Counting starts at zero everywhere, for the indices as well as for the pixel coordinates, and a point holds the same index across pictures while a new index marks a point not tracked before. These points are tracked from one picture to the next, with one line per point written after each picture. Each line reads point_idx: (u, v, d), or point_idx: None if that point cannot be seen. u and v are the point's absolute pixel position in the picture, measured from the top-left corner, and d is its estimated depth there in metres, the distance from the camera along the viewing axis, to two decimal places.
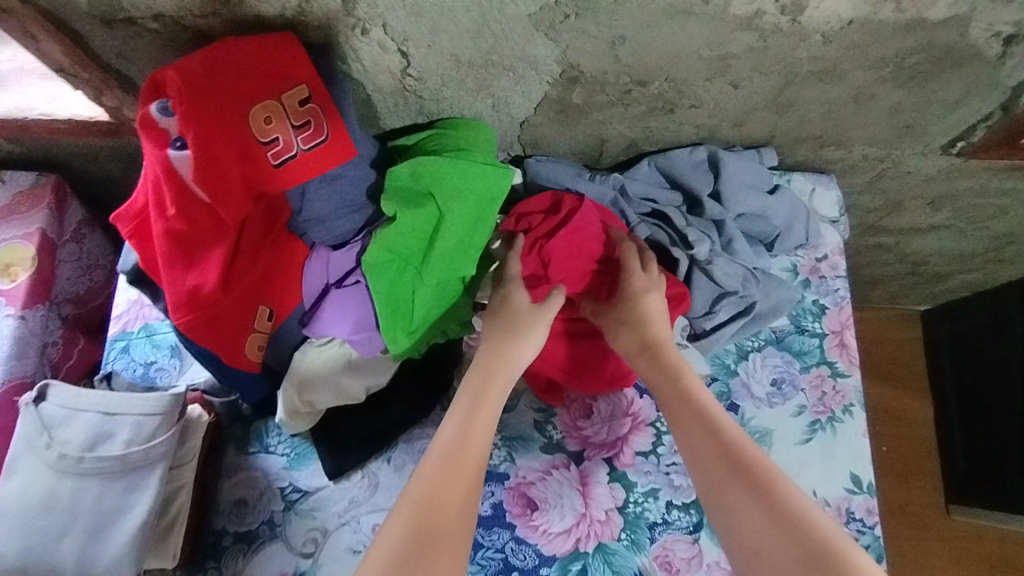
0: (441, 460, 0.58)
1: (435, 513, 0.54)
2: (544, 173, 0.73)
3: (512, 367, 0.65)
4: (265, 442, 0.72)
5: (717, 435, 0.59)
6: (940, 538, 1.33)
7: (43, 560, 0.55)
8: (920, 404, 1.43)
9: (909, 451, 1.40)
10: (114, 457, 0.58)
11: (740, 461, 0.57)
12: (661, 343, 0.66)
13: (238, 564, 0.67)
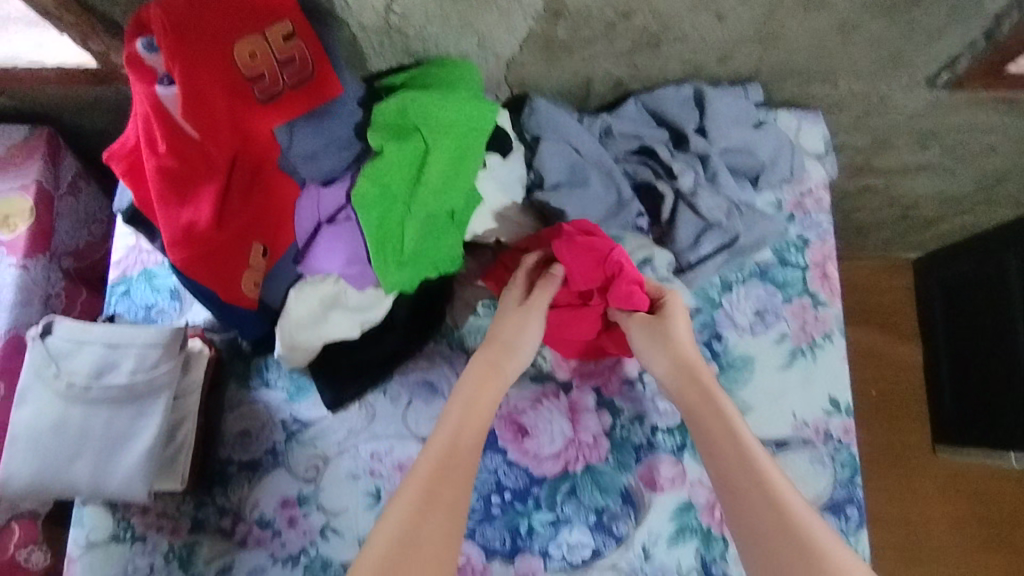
0: (431, 470, 0.58)
1: (420, 526, 0.55)
2: (544, 115, 0.74)
3: (500, 378, 0.66)
4: (265, 377, 0.74)
5: (750, 470, 0.57)
6: (918, 477, 1.40)
7: (59, 478, 0.59)
8: (911, 350, 1.46)
9: (898, 395, 1.44)
10: (120, 385, 0.61)
11: (770, 504, 0.55)
12: (695, 367, 0.65)
13: (245, 489, 0.72)
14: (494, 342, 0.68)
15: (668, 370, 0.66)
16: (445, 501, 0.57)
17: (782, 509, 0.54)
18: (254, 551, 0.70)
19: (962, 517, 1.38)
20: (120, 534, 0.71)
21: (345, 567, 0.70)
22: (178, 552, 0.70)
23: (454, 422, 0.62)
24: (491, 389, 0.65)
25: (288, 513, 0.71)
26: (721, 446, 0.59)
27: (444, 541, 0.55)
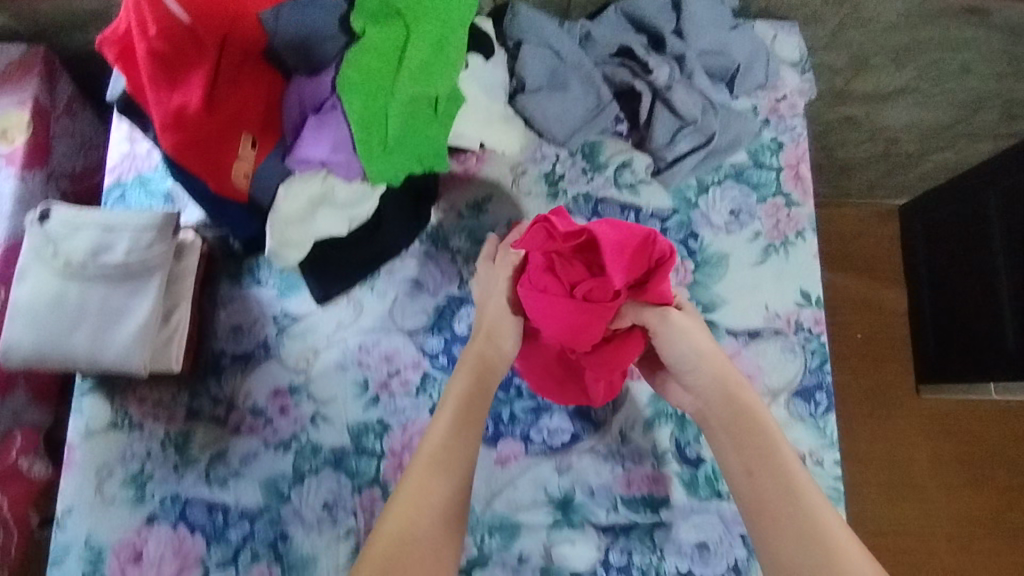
0: (409, 499, 0.59)
1: (402, 554, 0.57)
2: (527, 22, 0.75)
3: (482, 398, 0.65)
4: (256, 275, 0.77)
5: (791, 499, 0.58)
6: (892, 415, 1.26)
7: (60, 347, 0.62)
8: (897, 294, 1.30)
9: (878, 338, 1.29)
10: (116, 263, 0.63)
11: (810, 534, 0.56)
12: (738, 389, 0.64)
13: (238, 379, 0.75)
14: (476, 336, 0.67)
15: (707, 387, 0.65)
16: (428, 528, 0.59)
17: (823, 537, 0.56)
18: (247, 438, 0.74)
19: (943, 456, 1.25)
20: (118, 423, 0.74)
21: (334, 453, 0.73)
22: (174, 440, 0.73)
23: (437, 432, 0.63)
24: (477, 390, 0.65)
25: (279, 402, 0.74)
26: (762, 470, 0.60)
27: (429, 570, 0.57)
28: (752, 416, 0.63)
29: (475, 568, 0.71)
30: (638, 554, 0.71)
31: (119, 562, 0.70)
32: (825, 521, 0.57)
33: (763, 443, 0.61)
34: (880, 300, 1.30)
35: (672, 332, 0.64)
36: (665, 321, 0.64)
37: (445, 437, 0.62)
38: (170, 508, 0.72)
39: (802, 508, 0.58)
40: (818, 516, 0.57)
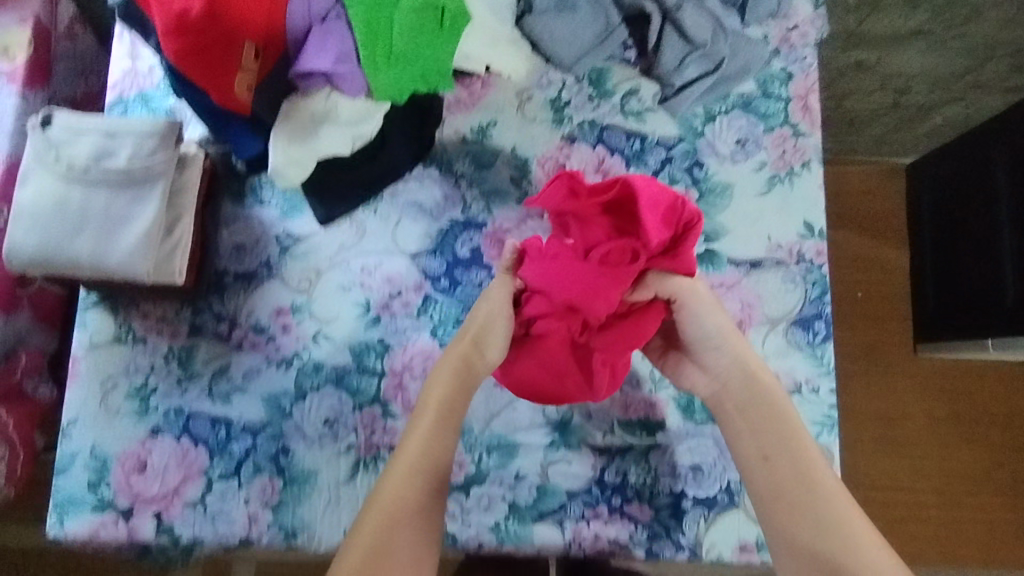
0: (402, 477, 0.61)
1: (395, 530, 0.60)
2: None
3: (472, 378, 0.66)
4: (259, 196, 0.77)
5: (801, 480, 0.61)
6: (891, 375, 1.24)
7: (64, 251, 0.62)
8: (900, 253, 1.26)
9: (880, 297, 1.26)
10: (119, 170, 0.63)
11: (823, 516, 0.59)
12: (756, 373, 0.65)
13: (241, 298, 0.75)
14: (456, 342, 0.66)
15: (725, 369, 0.66)
16: (417, 506, 0.61)
17: (835, 518, 0.59)
18: (250, 354, 0.74)
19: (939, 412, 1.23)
20: (122, 337, 0.74)
21: (335, 371, 0.74)
22: (177, 355, 0.74)
23: (419, 433, 0.63)
24: (459, 394, 0.65)
25: (282, 321, 0.75)
26: (778, 454, 0.62)
27: (417, 543, 0.60)
28: (768, 401, 0.64)
29: (473, 485, 0.72)
30: (634, 474, 0.72)
31: (124, 471, 0.72)
32: (834, 502, 0.60)
33: (779, 430, 0.63)
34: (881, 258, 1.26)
35: (699, 305, 0.64)
36: (692, 292, 0.63)
37: (429, 437, 0.63)
38: (173, 421, 0.73)
39: (814, 490, 0.61)
40: (829, 499, 0.60)
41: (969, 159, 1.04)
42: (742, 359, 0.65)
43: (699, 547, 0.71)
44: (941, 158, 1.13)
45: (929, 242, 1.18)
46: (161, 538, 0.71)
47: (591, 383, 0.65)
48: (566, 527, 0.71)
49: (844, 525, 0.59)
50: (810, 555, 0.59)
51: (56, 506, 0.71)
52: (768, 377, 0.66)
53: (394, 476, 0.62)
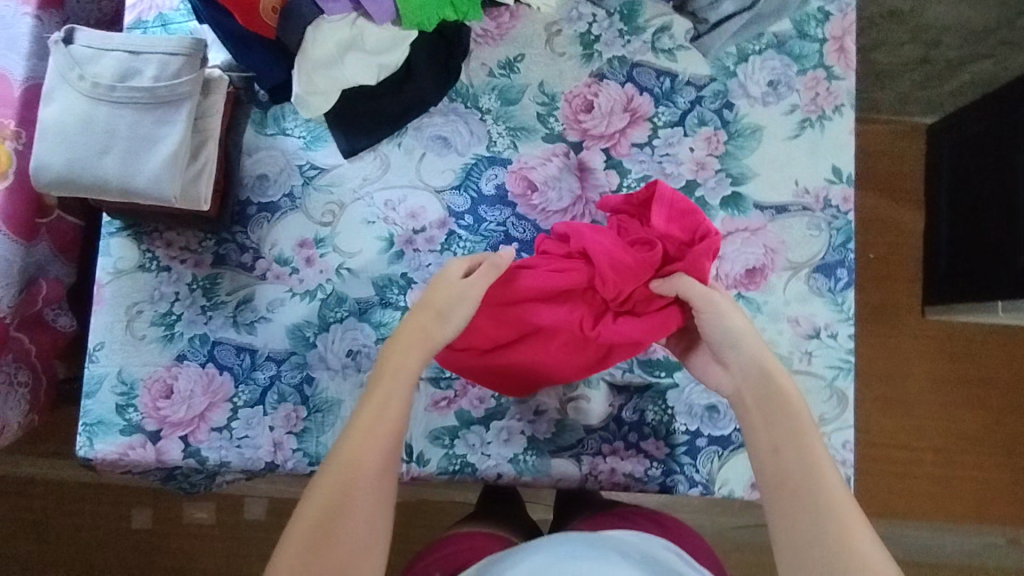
0: (354, 440, 0.58)
1: (346, 494, 0.56)
2: None
3: (431, 344, 0.62)
4: (282, 126, 0.76)
5: (811, 477, 0.56)
6: (889, 332, 1.19)
7: (89, 171, 0.62)
8: (915, 215, 1.21)
9: (891, 260, 1.21)
10: (143, 90, 0.63)
11: (820, 508, 0.55)
12: (773, 370, 0.61)
13: (264, 229, 0.75)
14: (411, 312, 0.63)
15: (744, 366, 0.62)
16: (371, 469, 0.57)
17: (832, 510, 0.54)
18: (273, 285, 0.75)
19: (942, 375, 1.18)
20: (146, 265, 0.75)
21: (358, 304, 0.75)
22: (201, 283, 0.75)
23: (375, 401, 0.60)
24: (414, 354, 0.61)
25: (305, 253, 0.75)
26: (784, 442, 0.58)
27: (368, 514, 0.56)
28: (785, 397, 0.60)
29: (493, 418, 0.73)
30: (651, 412, 0.74)
31: (151, 395, 0.73)
32: (835, 496, 0.55)
33: (792, 427, 0.59)
34: (895, 220, 1.21)
35: (711, 315, 0.62)
36: (709, 302, 0.62)
37: (383, 403, 0.60)
38: (198, 348, 0.74)
39: (818, 480, 0.56)
40: (827, 490, 0.55)
41: (987, 121, 1.02)
42: (758, 354, 0.62)
43: (712, 484, 0.73)
44: (957, 118, 1.10)
45: (945, 206, 1.14)
46: (188, 462, 0.72)
47: (580, 363, 0.68)
48: (583, 461, 0.73)
49: (843, 520, 0.54)
50: (802, 547, 0.54)
51: (85, 427, 0.73)
52: (787, 378, 0.62)
53: (349, 445, 0.58)
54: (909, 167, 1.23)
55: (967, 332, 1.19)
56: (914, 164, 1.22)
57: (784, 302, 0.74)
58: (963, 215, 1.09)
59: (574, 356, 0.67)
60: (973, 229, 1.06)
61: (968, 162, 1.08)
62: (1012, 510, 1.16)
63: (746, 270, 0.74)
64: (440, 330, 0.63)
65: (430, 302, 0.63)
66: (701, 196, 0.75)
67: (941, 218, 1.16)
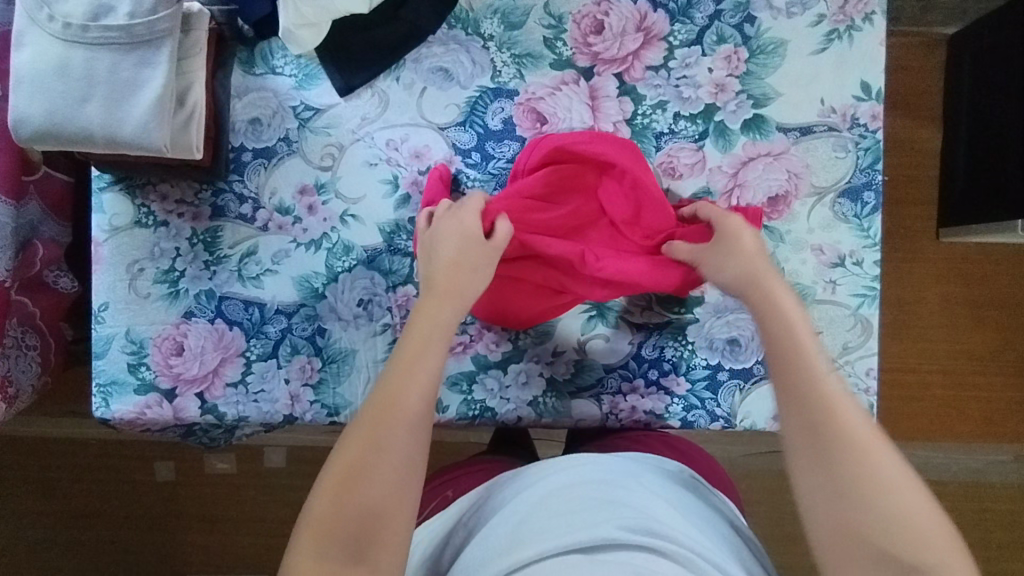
0: (390, 384, 0.57)
1: (379, 434, 0.54)
2: None
3: (456, 296, 0.63)
4: (272, 64, 0.72)
5: (820, 394, 0.54)
6: (901, 257, 1.15)
7: (71, 122, 0.58)
8: (934, 131, 1.13)
9: (908, 180, 1.14)
10: (119, 29, 0.58)
11: (828, 424, 0.52)
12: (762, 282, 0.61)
13: (261, 177, 0.72)
14: (443, 266, 0.63)
15: (732, 278, 0.62)
16: (408, 412, 0.56)
17: (839, 427, 0.52)
18: (276, 236, 0.72)
19: (957, 299, 1.15)
20: (143, 221, 0.72)
21: (366, 252, 0.72)
22: (201, 237, 0.72)
23: (403, 359, 0.59)
24: (447, 311, 0.62)
25: (306, 201, 0.72)
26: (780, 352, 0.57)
27: (405, 461, 0.54)
28: (783, 317, 0.59)
29: (510, 361, 0.72)
30: (671, 348, 0.72)
31: (162, 353, 0.72)
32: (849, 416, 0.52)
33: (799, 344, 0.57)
34: (915, 141, 1.14)
35: (725, 236, 0.63)
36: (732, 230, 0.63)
37: (413, 358, 0.59)
38: (206, 304, 0.72)
39: (823, 396, 0.53)
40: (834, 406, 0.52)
41: (1011, 29, 0.94)
42: (745, 273, 0.62)
43: (734, 417, 0.72)
44: (984, 23, 1.02)
45: (967, 121, 1.07)
46: (207, 417, 0.72)
47: (544, 306, 0.70)
48: (604, 400, 0.72)
49: (851, 426, 0.51)
50: (814, 461, 0.51)
51: (100, 388, 0.72)
52: (783, 294, 0.60)
53: (371, 403, 0.56)
54: (930, 82, 1.14)
55: (985, 252, 1.15)
56: (935, 78, 1.13)
57: (808, 230, 0.71)
58: (983, 134, 1.03)
59: (544, 296, 0.70)
60: (993, 148, 1.00)
61: (991, 73, 1.01)
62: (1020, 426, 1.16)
63: (768, 198, 0.71)
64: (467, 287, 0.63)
65: (445, 258, 0.63)
66: (721, 120, 0.71)
67: (960, 140, 1.09)
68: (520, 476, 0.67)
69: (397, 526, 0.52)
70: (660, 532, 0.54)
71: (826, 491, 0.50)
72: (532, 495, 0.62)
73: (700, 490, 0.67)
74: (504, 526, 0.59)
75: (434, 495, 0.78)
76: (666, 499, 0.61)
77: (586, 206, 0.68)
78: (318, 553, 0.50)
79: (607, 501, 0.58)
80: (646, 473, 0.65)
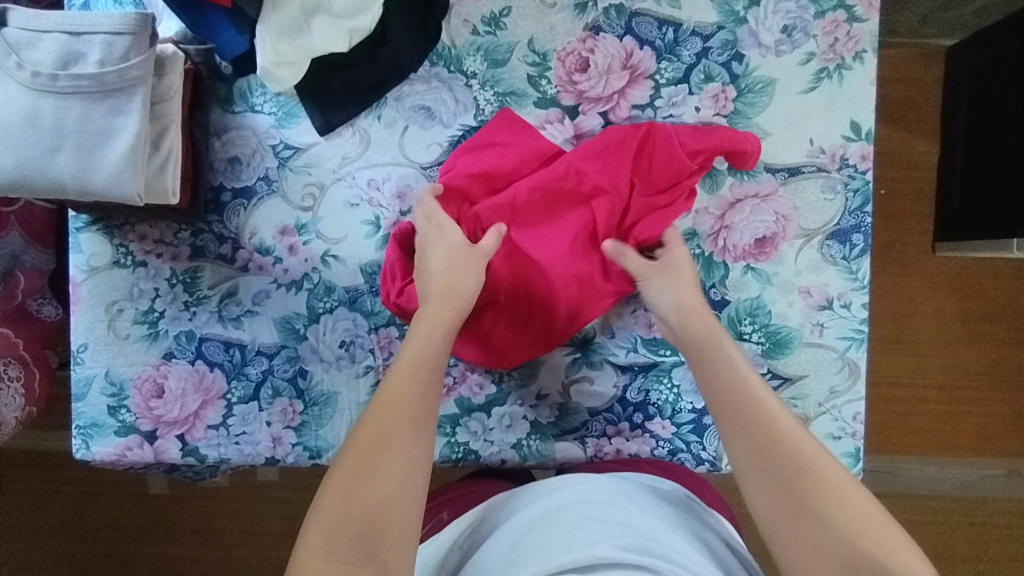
0: (398, 381, 0.55)
1: (387, 434, 0.52)
2: None
3: (458, 298, 0.61)
4: (250, 102, 0.71)
5: (745, 420, 0.53)
6: (896, 273, 1.13)
7: (41, 170, 0.57)
8: (930, 145, 1.10)
9: (903, 198, 1.12)
10: (90, 77, 0.57)
11: (767, 441, 0.51)
12: (694, 312, 0.62)
13: (240, 218, 0.71)
14: (436, 274, 0.62)
15: (668, 308, 0.63)
16: (415, 410, 0.54)
17: (777, 443, 0.51)
18: (257, 277, 0.71)
19: (950, 315, 1.14)
20: (121, 261, 0.71)
21: (348, 293, 0.71)
22: (181, 278, 0.71)
23: (409, 354, 0.57)
24: (450, 316, 0.60)
25: (287, 241, 0.71)
26: (715, 376, 0.57)
27: (412, 463, 0.51)
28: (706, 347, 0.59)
29: (495, 404, 0.71)
30: (656, 392, 0.71)
31: (142, 394, 0.71)
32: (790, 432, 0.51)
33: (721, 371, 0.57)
34: (913, 153, 1.11)
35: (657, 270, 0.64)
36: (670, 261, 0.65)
37: (419, 354, 0.57)
38: (186, 345, 0.71)
39: (764, 417, 0.52)
40: (771, 423, 0.52)
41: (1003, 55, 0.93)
42: (681, 305, 0.62)
43: (719, 460, 0.71)
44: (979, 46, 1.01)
45: (962, 141, 1.04)
46: (188, 459, 0.71)
47: (519, 327, 0.69)
48: (588, 443, 0.71)
49: (787, 441, 0.51)
50: (764, 480, 0.50)
51: (80, 430, 0.71)
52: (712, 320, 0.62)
53: (381, 396, 0.54)
54: (927, 94, 1.11)
55: (981, 270, 1.13)
56: (933, 90, 1.10)
57: (796, 272, 0.70)
58: (976, 157, 1.01)
59: (520, 321, 0.69)
60: (984, 173, 0.98)
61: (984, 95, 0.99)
62: (1012, 443, 1.15)
63: (754, 241, 0.70)
64: (464, 288, 0.62)
65: (451, 263, 0.63)
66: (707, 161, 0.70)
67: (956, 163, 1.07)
68: (518, 495, 0.66)
69: (407, 530, 0.49)
70: (658, 552, 0.51)
71: (775, 505, 0.49)
72: (527, 518, 0.60)
73: (695, 509, 0.64)
74: (499, 549, 0.57)
75: (428, 517, 0.74)
76: (665, 520, 0.59)
77: (539, 206, 0.67)
78: (329, 545, 0.46)
79: (612, 523, 0.55)
80: (644, 493, 0.62)
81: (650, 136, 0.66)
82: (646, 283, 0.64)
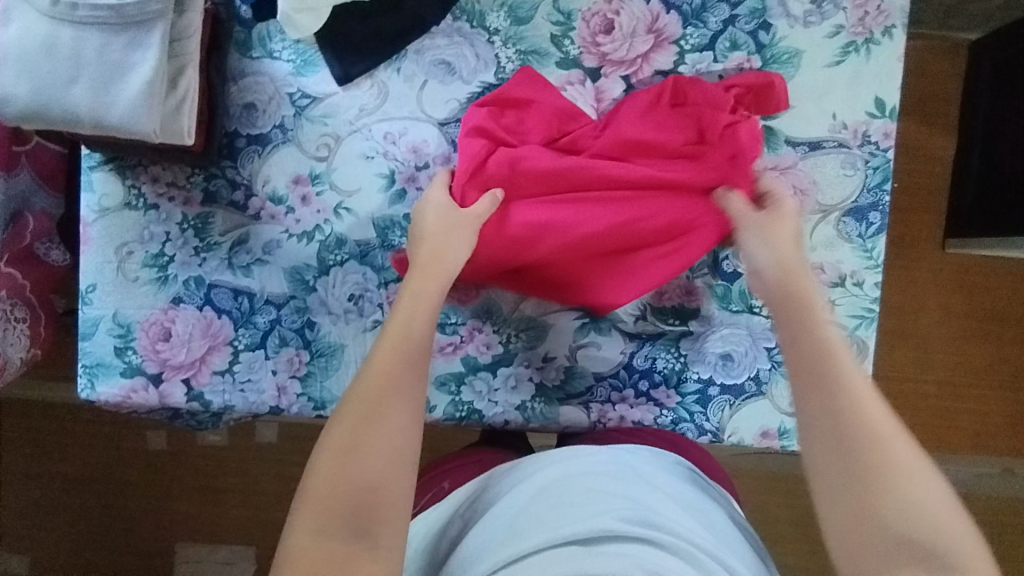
0: (385, 353, 0.55)
1: (376, 406, 0.52)
2: None
3: (446, 270, 0.62)
4: (270, 49, 0.70)
5: (845, 378, 0.51)
6: (905, 265, 1.12)
7: (56, 101, 0.56)
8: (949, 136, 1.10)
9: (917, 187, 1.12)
10: (108, 8, 0.56)
11: (856, 403, 0.49)
12: (796, 269, 0.59)
13: (255, 164, 0.71)
14: (426, 236, 0.63)
15: (768, 261, 0.60)
16: (403, 382, 0.54)
17: (862, 410, 0.49)
18: (268, 226, 0.71)
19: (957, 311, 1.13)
20: (132, 203, 0.71)
21: (359, 247, 0.71)
22: (192, 223, 0.71)
23: (396, 324, 0.57)
24: (434, 285, 0.61)
25: (300, 190, 0.71)
26: (805, 336, 0.55)
27: (403, 432, 0.51)
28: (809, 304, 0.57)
29: (501, 364, 0.71)
30: (662, 360, 0.71)
31: (148, 338, 0.71)
32: (873, 407, 0.49)
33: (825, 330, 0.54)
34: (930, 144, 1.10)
35: (753, 224, 0.61)
36: (777, 215, 0.61)
37: (407, 319, 0.58)
38: (194, 291, 0.71)
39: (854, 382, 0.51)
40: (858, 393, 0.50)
41: None
42: (781, 261, 0.59)
43: (722, 432, 0.71)
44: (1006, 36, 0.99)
45: (982, 133, 1.03)
46: (192, 405, 0.71)
47: (570, 279, 0.68)
48: (592, 409, 0.71)
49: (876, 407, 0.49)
50: (832, 442, 0.48)
51: (85, 370, 0.71)
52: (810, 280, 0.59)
53: (370, 373, 0.54)
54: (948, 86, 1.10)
55: (991, 266, 1.12)
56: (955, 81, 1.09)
57: (809, 248, 0.69)
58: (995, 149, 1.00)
59: (570, 274, 0.68)
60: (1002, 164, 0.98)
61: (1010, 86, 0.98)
62: (1012, 441, 1.15)
63: None
64: (449, 253, 0.62)
65: (441, 228, 0.63)
66: None
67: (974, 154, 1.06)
68: (519, 466, 0.65)
69: (400, 500, 0.49)
70: (658, 524, 0.51)
71: (842, 466, 0.47)
72: (527, 489, 0.59)
73: (701, 483, 0.64)
74: (501, 518, 0.57)
75: (431, 485, 0.74)
76: (662, 490, 0.59)
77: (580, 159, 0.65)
78: (318, 526, 0.47)
79: (600, 494, 0.55)
80: (644, 464, 0.62)
81: (678, 88, 0.66)
82: (743, 234, 0.62)
